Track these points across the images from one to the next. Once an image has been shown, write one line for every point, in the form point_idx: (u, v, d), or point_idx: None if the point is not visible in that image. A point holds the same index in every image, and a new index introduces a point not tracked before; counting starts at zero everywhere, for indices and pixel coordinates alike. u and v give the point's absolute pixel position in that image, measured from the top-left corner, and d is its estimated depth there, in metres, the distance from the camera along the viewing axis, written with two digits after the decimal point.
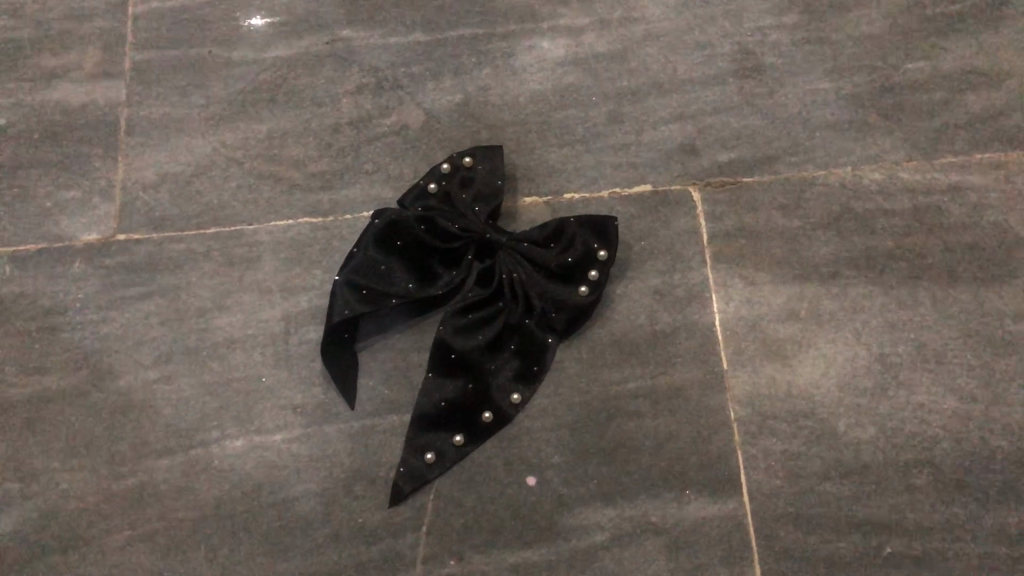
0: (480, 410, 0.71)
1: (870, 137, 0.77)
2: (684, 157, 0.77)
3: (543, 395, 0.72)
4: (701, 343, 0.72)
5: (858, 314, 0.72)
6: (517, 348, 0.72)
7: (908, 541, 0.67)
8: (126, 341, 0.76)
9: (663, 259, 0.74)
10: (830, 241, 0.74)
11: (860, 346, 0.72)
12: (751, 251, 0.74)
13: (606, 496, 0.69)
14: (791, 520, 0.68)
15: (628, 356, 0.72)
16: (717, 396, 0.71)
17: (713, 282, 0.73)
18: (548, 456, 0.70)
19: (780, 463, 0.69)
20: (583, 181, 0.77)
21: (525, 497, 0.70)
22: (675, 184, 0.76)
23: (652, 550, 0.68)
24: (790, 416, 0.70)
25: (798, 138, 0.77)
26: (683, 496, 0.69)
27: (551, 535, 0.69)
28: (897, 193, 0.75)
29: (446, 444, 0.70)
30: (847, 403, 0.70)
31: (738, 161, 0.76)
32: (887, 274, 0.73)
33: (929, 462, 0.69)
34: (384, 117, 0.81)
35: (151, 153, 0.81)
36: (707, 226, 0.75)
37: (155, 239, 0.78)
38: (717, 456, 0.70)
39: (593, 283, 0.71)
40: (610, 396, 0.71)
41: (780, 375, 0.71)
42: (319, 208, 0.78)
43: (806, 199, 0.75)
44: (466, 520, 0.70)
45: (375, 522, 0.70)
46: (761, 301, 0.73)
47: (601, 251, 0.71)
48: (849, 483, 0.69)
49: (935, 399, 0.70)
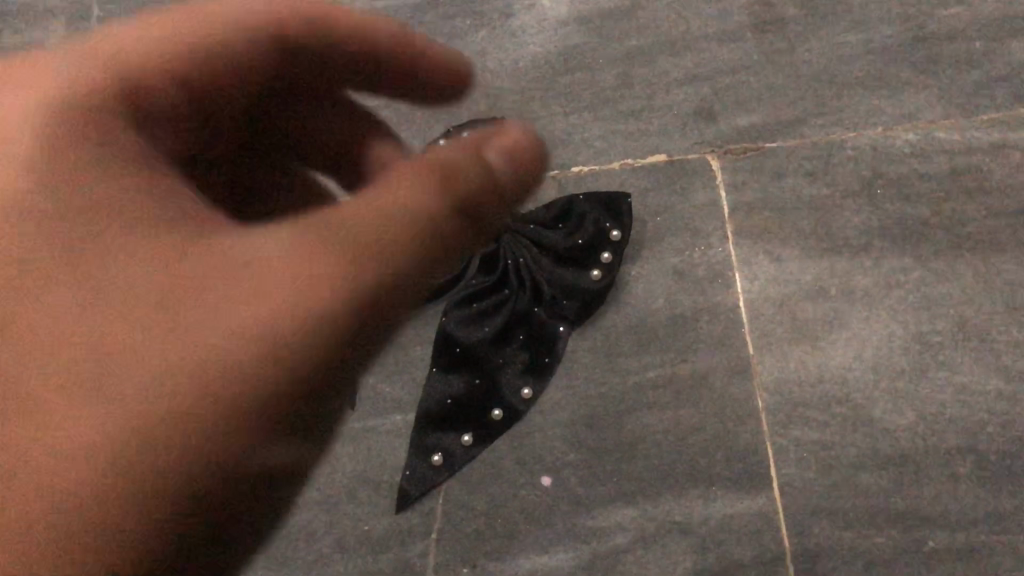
0: (489, 407, 0.67)
1: (903, 94, 0.70)
2: (701, 123, 0.71)
3: (556, 388, 0.67)
4: (724, 326, 0.67)
5: (893, 289, 0.67)
6: (525, 338, 0.69)
7: (951, 534, 0.62)
8: None
9: (681, 236, 0.69)
10: (861, 210, 0.68)
11: (895, 324, 0.66)
12: (776, 224, 0.68)
13: (626, 495, 0.65)
14: (826, 515, 0.63)
15: (646, 344, 0.67)
16: (743, 383, 0.66)
17: (735, 259, 0.68)
18: (563, 453, 0.66)
19: (813, 454, 0.64)
20: (591, 153, 0.71)
21: (540, 499, 0.65)
22: (692, 153, 0.70)
23: (677, 551, 0.64)
24: (822, 402, 0.65)
25: (825, 97, 0.70)
26: (709, 493, 0.64)
27: (569, 538, 0.65)
28: (935, 154, 0.68)
29: (454, 444, 0.66)
30: (882, 386, 0.65)
31: (758, 125, 0.70)
32: (924, 244, 0.67)
33: (973, 448, 0.63)
34: None
35: None
36: (728, 198, 0.69)
37: None
38: (745, 449, 0.65)
39: (606, 267, 0.67)
40: (629, 388, 0.66)
41: (811, 358, 0.66)
42: None
43: (834, 165, 0.69)
44: (479, 525, 0.65)
45: (382, 529, 0.66)
46: (787, 279, 0.67)
47: (613, 232, 0.67)
48: (886, 473, 0.63)
49: (981, 379, 0.64)
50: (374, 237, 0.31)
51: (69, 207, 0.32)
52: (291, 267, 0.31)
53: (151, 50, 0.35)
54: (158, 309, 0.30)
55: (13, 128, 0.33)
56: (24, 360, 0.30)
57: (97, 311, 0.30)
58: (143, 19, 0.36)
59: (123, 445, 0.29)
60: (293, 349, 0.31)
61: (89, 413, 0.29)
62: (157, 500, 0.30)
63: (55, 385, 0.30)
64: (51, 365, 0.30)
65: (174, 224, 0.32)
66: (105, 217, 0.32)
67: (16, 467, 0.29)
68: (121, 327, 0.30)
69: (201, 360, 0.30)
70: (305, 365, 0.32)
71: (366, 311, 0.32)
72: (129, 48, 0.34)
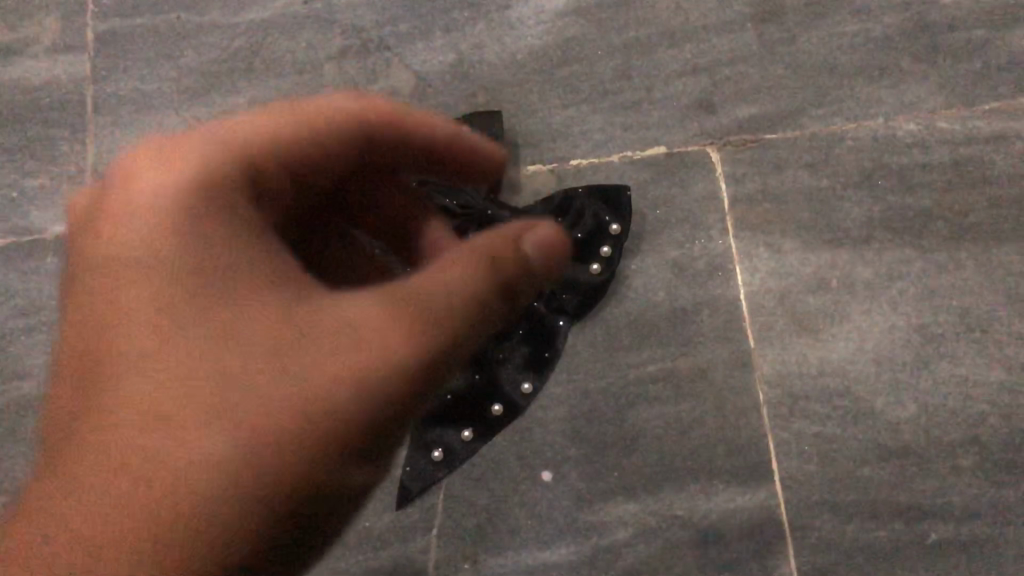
0: (490, 403, 0.67)
1: (904, 83, 0.69)
2: (700, 115, 0.70)
3: (557, 383, 0.67)
4: (724, 320, 0.66)
5: (895, 281, 0.66)
6: (524, 333, 0.68)
7: (954, 526, 0.62)
8: None
9: (681, 229, 0.68)
10: (862, 201, 0.68)
11: (897, 316, 0.66)
12: (776, 216, 0.68)
13: (628, 489, 0.65)
14: (828, 508, 0.63)
15: (646, 338, 0.66)
16: (744, 376, 0.65)
17: (736, 252, 0.67)
18: (563, 448, 0.66)
19: (815, 447, 0.64)
20: (590, 146, 0.70)
21: (542, 494, 0.65)
22: (692, 145, 0.70)
23: (679, 545, 0.63)
24: (823, 395, 0.65)
25: (825, 87, 0.70)
26: (710, 487, 0.64)
27: (571, 533, 0.64)
28: (936, 144, 0.68)
29: (454, 440, 0.66)
30: (884, 379, 0.65)
31: (758, 116, 0.70)
32: (926, 235, 0.67)
33: (975, 440, 0.63)
34: (372, 83, 0.74)
35: (122, 135, 0.75)
36: (728, 190, 0.68)
37: None
38: (746, 443, 0.64)
39: (605, 261, 0.68)
40: (629, 382, 0.66)
41: (812, 351, 0.65)
42: None
43: (834, 156, 0.69)
44: (480, 520, 0.65)
45: (382, 526, 0.66)
46: (788, 271, 0.67)
47: (613, 225, 0.68)
48: (888, 465, 0.63)
49: (982, 371, 0.64)
50: (445, 304, 0.43)
51: (207, 257, 0.41)
52: (379, 318, 0.42)
53: (259, 153, 0.45)
54: (278, 342, 0.40)
55: (154, 199, 0.41)
56: (170, 372, 0.38)
57: (229, 339, 0.40)
58: (248, 123, 0.46)
59: (245, 446, 0.38)
60: (373, 383, 0.41)
61: (229, 414, 0.38)
62: (264, 483, 0.38)
63: (197, 391, 0.38)
64: (195, 376, 0.38)
65: (283, 283, 0.42)
66: (232, 272, 0.41)
67: (172, 451, 0.37)
68: (251, 352, 0.39)
69: (304, 387, 0.40)
70: (382, 402, 0.41)
71: (433, 367, 0.43)
72: (246, 148, 0.45)
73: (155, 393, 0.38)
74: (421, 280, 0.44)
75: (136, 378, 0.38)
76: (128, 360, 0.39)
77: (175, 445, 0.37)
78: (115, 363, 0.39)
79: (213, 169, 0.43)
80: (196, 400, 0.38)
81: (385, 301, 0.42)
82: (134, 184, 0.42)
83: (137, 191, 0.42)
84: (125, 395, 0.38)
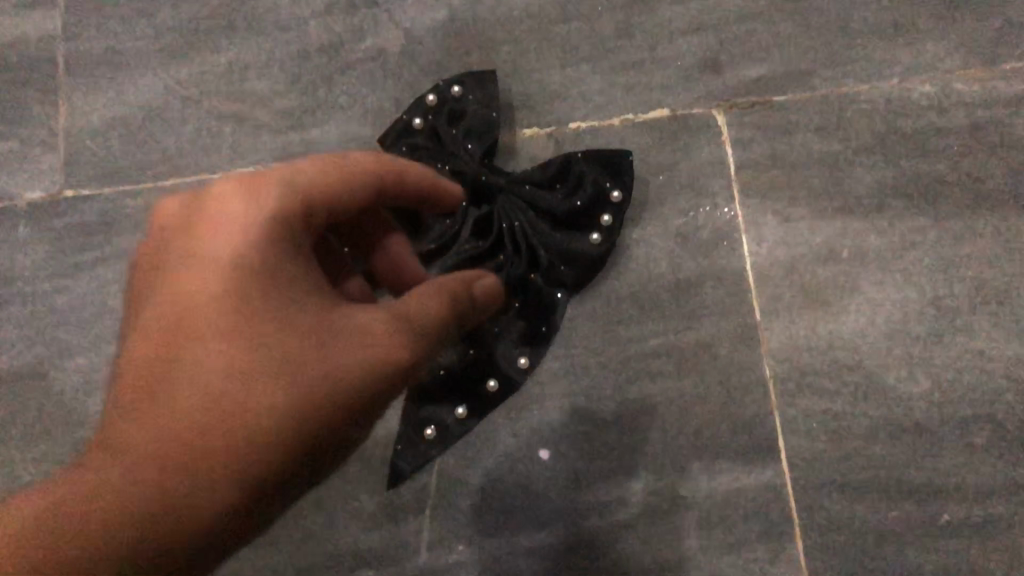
0: (484, 379, 0.63)
1: (923, 42, 0.65)
2: (706, 76, 0.66)
3: (555, 358, 0.64)
4: (730, 292, 0.63)
5: (908, 251, 0.63)
6: (522, 307, 0.63)
7: (967, 506, 0.59)
8: (84, 313, 0.68)
9: (685, 196, 0.65)
10: (875, 167, 0.64)
11: (910, 287, 0.63)
12: (785, 182, 0.65)
13: (628, 468, 0.62)
14: (837, 488, 0.61)
15: (649, 311, 0.64)
16: (750, 351, 0.62)
17: (742, 220, 0.64)
18: (562, 426, 0.63)
19: (823, 424, 0.61)
20: (589, 108, 0.67)
21: (538, 473, 0.63)
22: (697, 107, 0.66)
23: (682, 526, 0.61)
24: (833, 370, 0.62)
25: (837, 46, 0.66)
26: (714, 466, 0.61)
27: (569, 513, 0.62)
28: (952, 108, 0.64)
29: (447, 417, 0.63)
30: (896, 354, 0.62)
31: (767, 77, 0.66)
32: (941, 203, 0.63)
33: (990, 417, 0.60)
34: (359, 41, 0.70)
35: (97, 96, 0.72)
36: (735, 155, 0.65)
37: (107, 195, 0.70)
38: (752, 420, 0.62)
39: (605, 230, 0.63)
40: (630, 357, 0.63)
41: (821, 325, 0.63)
42: (289, 149, 0.69)
43: (846, 119, 0.65)
44: (475, 500, 0.63)
45: (373, 505, 0.64)
46: (797, 241, 0.64)
47: (614, 192, 0.62)
48: (900, 443, 0.61)
49: (998, 345, 0.61)
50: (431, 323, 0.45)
51: (258, 290, 0.41)
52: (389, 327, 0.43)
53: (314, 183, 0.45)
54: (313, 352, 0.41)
55: (226, 221, 0.42)
56: (205, 395, 0.39)
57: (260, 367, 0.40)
58: (313, 164, 0.45)
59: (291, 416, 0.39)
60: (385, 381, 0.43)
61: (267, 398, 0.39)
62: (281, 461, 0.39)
63: (225, 417, 0.38)
64: (227, 403, 0.39)
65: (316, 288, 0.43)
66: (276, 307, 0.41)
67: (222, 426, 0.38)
68: (279, 385, 0.40)
69: (315, 421, 0.40)
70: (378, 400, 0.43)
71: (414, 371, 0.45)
72: (308, 189, 0.44)
73: (190, 415, 0.38)
74: (408, 309, 0.44)
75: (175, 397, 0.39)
76: (171, 378, 0.39)
77: (194, 465, 0.37)
78: (161, 379, 0.39)
79: (281, 212, 0.42)
80: (222, 426, 0.38)
81: (389, 335, 0.43)
82: (214, 209, 0.42)
83: (219, 216, 0.42)
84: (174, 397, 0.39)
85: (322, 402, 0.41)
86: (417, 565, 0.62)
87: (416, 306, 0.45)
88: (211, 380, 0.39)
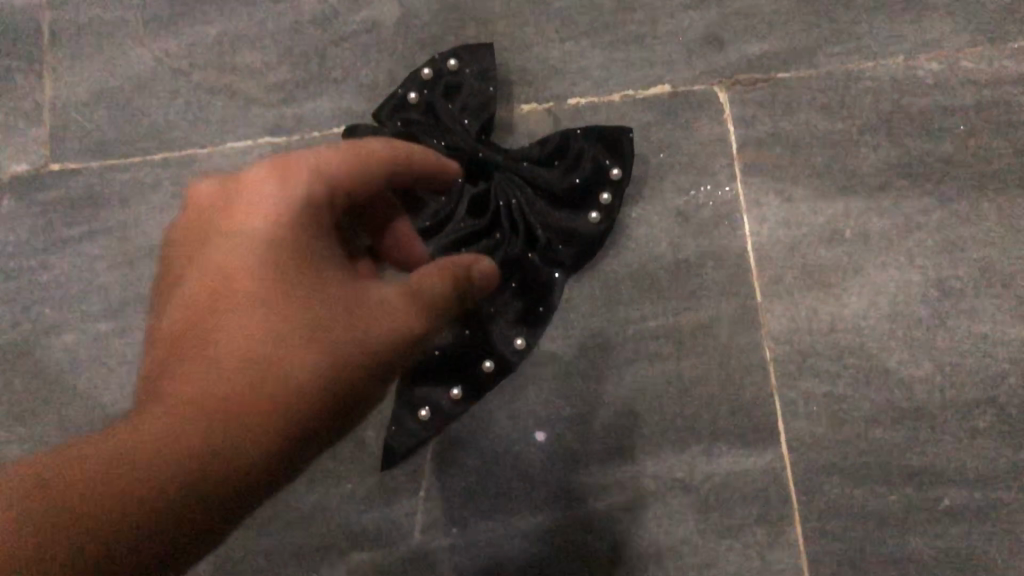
0: (480, 360, 0.61)
1: (929, 18, 0.64)
2: (707, 51, 0.65)
3: (552, 339, 0.63)
4: (731, 273, 0.62)
5: (912, 232, 0.62)
6: (519, 286, 0.62)
7: (968, 491, 0.59)
8: (71, 289, 0.67)
9: (686, 174, 0.63)
10: (879, 146, 0.63)
11: (914, 269, 0.61)
12: (788, 160, 0.63)
13: (625, 451, 0.61)
14: (837, 472, 0.60)
15: (647, 291, 0.62)
16: (750, 333, 0.61)
17: (743, 199, 0.63)
18: (558, 408, 0.62)
19: (823, 407, 0.60)
20: (589, 84, 0.65)
21: (534, 455, 0.62)
22: (699, 84, 0.64)
23: (679, 510, 0.60)
24: (834, 353, 0.61)
25: (841, 22, 0.64)
26: (712, 449, 0.60)
27: (565, 496, 0.61)
28: (960, 86, 0.63)
29: (442, 399, 0.61)
30: (898, 336, 0.61)
31: (770, 53, 0.64)
32: (946, 184, 0.62)
33: (993, 401, 0.59)
34: (353, 13, 0.68)
35: (83, 67, 0.70)
36: (736, 133, 0.64)
37: (93, 169, 0.68)
38: (752, 403, 0.61)
39: (605, 208, 0.61)
40: (628, 338, 0.62)
41: (822, 307, 0.61)
42: (281, 123, 0.67)
43: (851, 97, 0.64)
44: (469, 483, 0.62)
45: (366, 487, 0.63)
46: (799, 221, 0.62)
47: (613, 169, 0.61)
48: (901, 427, 0.60)
49: (1002, 328, 0.60)
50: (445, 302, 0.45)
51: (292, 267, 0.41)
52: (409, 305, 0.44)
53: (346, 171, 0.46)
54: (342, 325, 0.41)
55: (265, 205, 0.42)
56: (230, 363, 0.38)
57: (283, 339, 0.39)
58: (335, 147, 0.45)
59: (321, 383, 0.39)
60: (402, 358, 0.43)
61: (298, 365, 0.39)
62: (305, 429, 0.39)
63: (258, 374, 0.38)
64: (252, 372, 0.38)
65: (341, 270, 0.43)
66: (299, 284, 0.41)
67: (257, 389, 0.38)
68: (310, 345, 0.39)
69: (336, 389, 0.40)
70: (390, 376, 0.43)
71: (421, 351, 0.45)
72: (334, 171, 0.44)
73: (222, 379, 0.37)
74: (414, 291, 0.44)
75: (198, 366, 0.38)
76: (204, 346, 0.38)
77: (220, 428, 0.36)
78: (187, 351, 0.38)
79: (309, 193, 0.43)
80: (248, 392, 0.37)
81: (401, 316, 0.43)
82: (245, 191, 0.43)
83: (254, 197, 0.42)
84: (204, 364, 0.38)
85: (340, 379, 0.40)
86: (410, 548, 0.62)
87: (426, 285, 0.45)
88: (237, 349, 0.38)
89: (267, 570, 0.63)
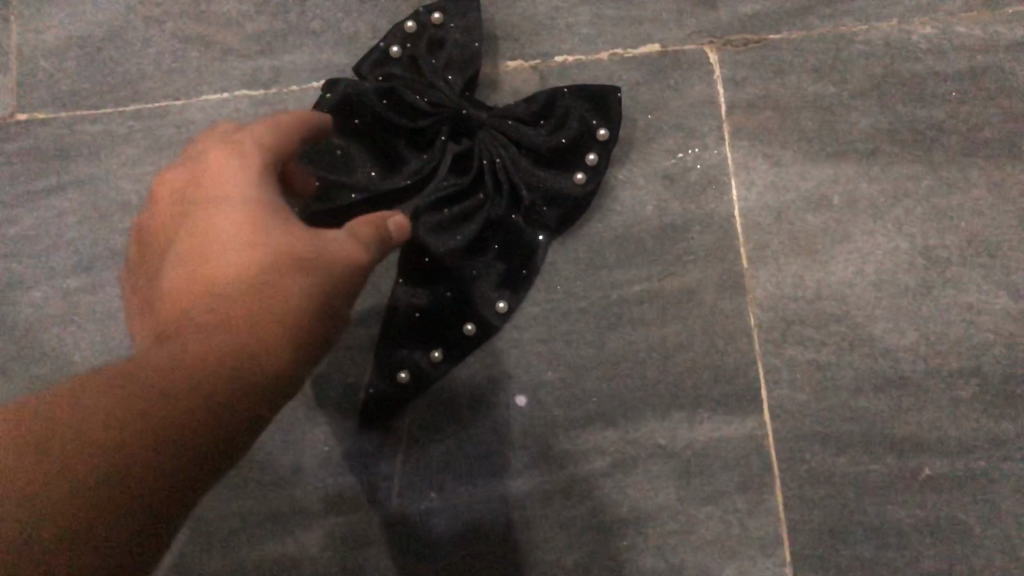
0: (461, 322, 0.60)
1: None
2: (698, 10, 0.63)
3: (534, 302, 0.62)
4: (717, 238, 0.61)
5: (901, 200, 0.61)
6: (501, 248, 0.60)
7: (948, 461, 0.59)
8: (39, 244, 0.65)
9: (674, 136, 0.62)
10: (870, 111, 0.62)
11: (901, 238, 0.61)
12: (778, 124, 0.62)
13: (606, 417, 0.60)
14: (818, 440, 0.60)
15: (632, 254, 0.61)
16: (735, 300, 0.61)
17: (731, 163, 0.62)
18: (539, 372, 0.61)
19: (807, 375, 0.60)
20: (577, 41, 0.63)
21: (514, 420, 0.61)
22: (689, 44, 0.63)
23: (660, 476, 0.60)
24: (819, 320, 0.60)
25: None
26: (694, 416, 0.60)
27: (545, 461, 0.61)
28: (952, 51, 0.62)
29: (422, 360, 0.60)
30: (884, 304, 0.60)
31: (762, 13, 0.63)
32: (936, 151, 0.61)
33: (976, 371, 0.59)
34: None
35: (50, 12, 0.67)
36: (726, 95, 0.62)
37: (62, 120, 0.66)
38: (735, 370, 0.60)
39: (590, 170, 0.59)
40: (611, 303, 0.61)
41: (808, 274, 0.61)
42: (258, 75, 0.65)
43: (843, 61, 0.62)
44: (448, 447, 0.61)
45: (343, 450, 0.62)
46: (786, 186, 0.61)
47: (600, 130, 0.59)
48: (884, 396, 0.60)
49: (987, 299, 0.60)
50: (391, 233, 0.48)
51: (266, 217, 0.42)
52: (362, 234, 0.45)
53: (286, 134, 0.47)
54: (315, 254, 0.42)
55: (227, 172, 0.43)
56: (218, 309, 0.39)
57: (261, 281, 0.40)
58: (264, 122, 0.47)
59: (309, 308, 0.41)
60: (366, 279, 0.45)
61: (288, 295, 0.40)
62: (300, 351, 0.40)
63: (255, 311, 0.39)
64: (238, 317, 0.39)
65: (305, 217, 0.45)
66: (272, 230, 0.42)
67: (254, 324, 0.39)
68: (295, 277, 0.41)
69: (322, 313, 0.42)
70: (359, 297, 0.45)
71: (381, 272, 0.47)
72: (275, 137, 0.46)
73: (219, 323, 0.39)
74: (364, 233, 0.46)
75: (190, 320, 0.39)
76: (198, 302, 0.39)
77: (216, 363, 0.37)
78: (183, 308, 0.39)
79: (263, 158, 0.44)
80: (247, 328, 0.39)
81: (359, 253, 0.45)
82: (207, 164, 0.44)
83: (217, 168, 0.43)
84: (200, 317, 0.39)
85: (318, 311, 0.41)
86: (387, 511, 0.61)
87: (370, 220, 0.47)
88: (224, 298, 0.39)
89: (241, 532, 0.62)
